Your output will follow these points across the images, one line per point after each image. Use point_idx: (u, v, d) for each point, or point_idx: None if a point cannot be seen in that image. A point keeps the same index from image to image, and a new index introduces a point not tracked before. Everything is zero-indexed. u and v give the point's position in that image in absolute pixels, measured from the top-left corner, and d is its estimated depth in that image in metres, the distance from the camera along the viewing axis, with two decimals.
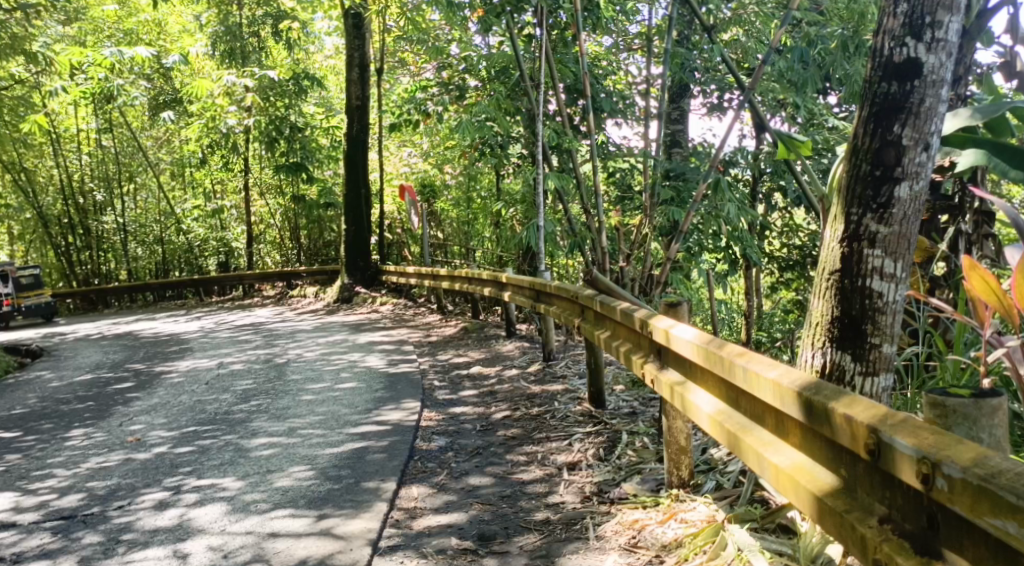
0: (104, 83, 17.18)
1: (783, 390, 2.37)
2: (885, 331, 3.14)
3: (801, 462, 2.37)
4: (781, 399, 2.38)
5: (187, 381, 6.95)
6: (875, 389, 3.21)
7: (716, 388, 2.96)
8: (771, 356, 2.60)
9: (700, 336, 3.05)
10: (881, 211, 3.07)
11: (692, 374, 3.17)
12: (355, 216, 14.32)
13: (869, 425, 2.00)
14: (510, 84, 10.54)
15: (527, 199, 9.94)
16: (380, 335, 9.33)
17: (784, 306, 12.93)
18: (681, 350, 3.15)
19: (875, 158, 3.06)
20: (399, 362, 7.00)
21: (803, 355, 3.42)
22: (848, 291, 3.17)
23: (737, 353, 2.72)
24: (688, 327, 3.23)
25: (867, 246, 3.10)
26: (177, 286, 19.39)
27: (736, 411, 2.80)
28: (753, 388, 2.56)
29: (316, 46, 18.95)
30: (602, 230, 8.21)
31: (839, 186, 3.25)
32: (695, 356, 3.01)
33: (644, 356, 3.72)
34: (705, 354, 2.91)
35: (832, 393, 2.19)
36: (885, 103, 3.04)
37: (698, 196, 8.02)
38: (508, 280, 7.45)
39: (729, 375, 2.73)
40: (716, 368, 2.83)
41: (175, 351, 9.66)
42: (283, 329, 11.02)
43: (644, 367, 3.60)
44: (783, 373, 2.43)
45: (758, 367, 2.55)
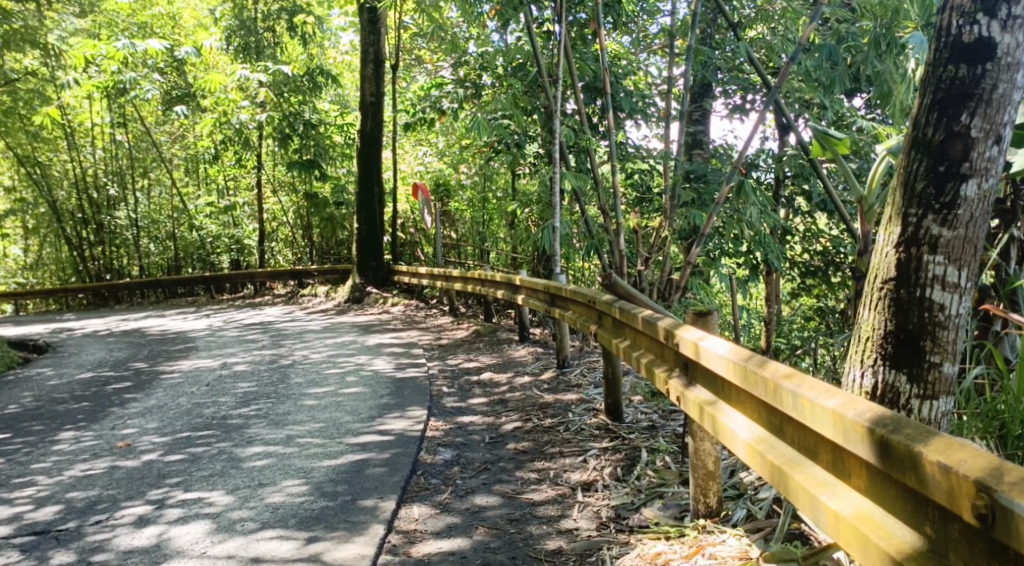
0: (117, 76, 17.07)
1: (848, 424, 2.17)
2: (946, 349, 2.99)
3: (866, 509, 2.17)
4: (846, 436, 2.18)
5: (188, 382, 6.74)
6: (934, 413, 3.06)
7: (755, 412, 2.76)
8: (824, 381, 2.40)
9: (735, 350, 2.84)
10: (945, 213, 2.91)
11: (727, 396, 2.95)
12: (367, 214, 14.10)
13: (976, 480, 1.80)
14: (526, 80, 10.32)
15: (542, 200, 9.66)
16: (390, 337, 9.10)
17: (804, 313, 12.62)
18: (712, 366, 2.94)
19: (940, 152, 2.90)
20: (408, 365, 6.75)
21: (849, 374, 3.26)
22: (904, 302, 3.01)
23: (785, 375, 2.51)
24: (719, 340, 3.01)
25: (927, 252, 2.95)
26: (189, 283, 19.26)
27: (781, 442, 2.60)
28: (806, 417, 2.35)
29: (332, 42, 18.79)
30: (619, 233, 7.94)
31: (894, 184, 3.09)
32: (730, 375, 2.80)
33: (668, 370, 3.47)
34: (744, 373, 2.70)
35: (915, 433, 1.99)
36: (952, 90, 2.87)
37: (720, 199, 7.79)
38: (522, 283, 7.19)
39: (774, 399, 2.52)
40: (757, 390, 2.62)
41: (180, 349, 9.47)
42: (292, 329, 10.81)
43: (669, 383, 3.36)
44: (845, 403, 2.23)
45: (812, 393, 2.34)
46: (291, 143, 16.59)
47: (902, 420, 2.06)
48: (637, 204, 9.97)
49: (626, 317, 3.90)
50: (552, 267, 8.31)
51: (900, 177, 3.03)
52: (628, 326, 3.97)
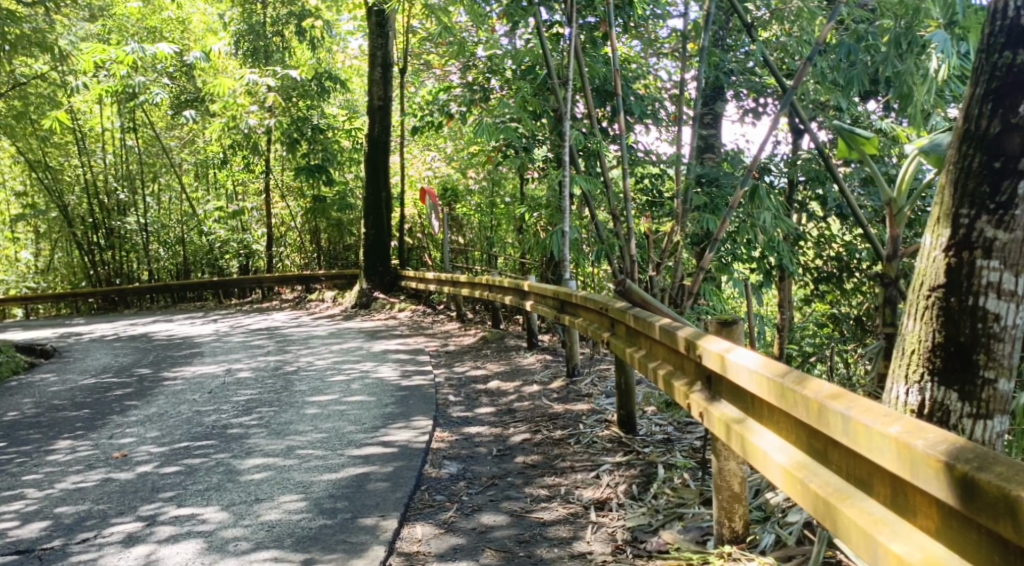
0: (126, 80, 16.97)
1: (920, 459, 1.98)
2: (1001, 364, 2.92)
3: (938, 553, 2.00)
4: (916, 471, 2.00)
5: (189, 389, 6.59)
6: (987, 433, 2.99)
7: (793, 433, 2.59)
8: (880, 405, 2.23)
9: (769, 365, 2.67)
10: (1000, 213, 2.86)
11: (760, 415, 2.78)
12: (375, 219, 13.95)
13: None
14: (536, 84, 10.17)
15: (552, 206, 9.48)
16: (396, 343, 8.94)
17: (816, 320, 12.41)
18: (743, 382, 2.77)
19: (995, 147, 2.86)
20: (413, 373, 6.59)
21: (892, 390, 3.21)
22: (955, 312, 2.95)
23: (833, 397, 2.33)
24: (748, 352, 2.84)
25: (982, 255, 2.89)
26: (196, 288, 19.16)
27: (824, 469, 2.44)
28: (860, 445, 2.18)
29: (340, 46, 18.70)
30: (630, 237, 7.77)
31: (943, 185, 3.05)
32: (766, 394, 2.63)
33: (689, 383, 3.31)
34: (782, 391, 2.53)
35: (1007, 473, 1.82)
36: (1009, 79, 2.84)
37: (733, 203, 7.64)
38: (530, 288, 7.03)
39: (819, 422, 2.36)
40: (798, 410, 2.46)
41: (184, 355, 9.33)
42: (297, 335, 10.66)
43: (690, 397, 3.20)
44: (912, 432, 2.06)
45: (867, 417, 2.17)
46: (299, 148, 16.50)
47: (987, 455, 1.89)
48: (648, 208, 9.80)
49: (641, 325, 3.74)
50: (562, 272, 8.14)
51: (947, 179, 3.02)
52: (643, 335, 3.81)
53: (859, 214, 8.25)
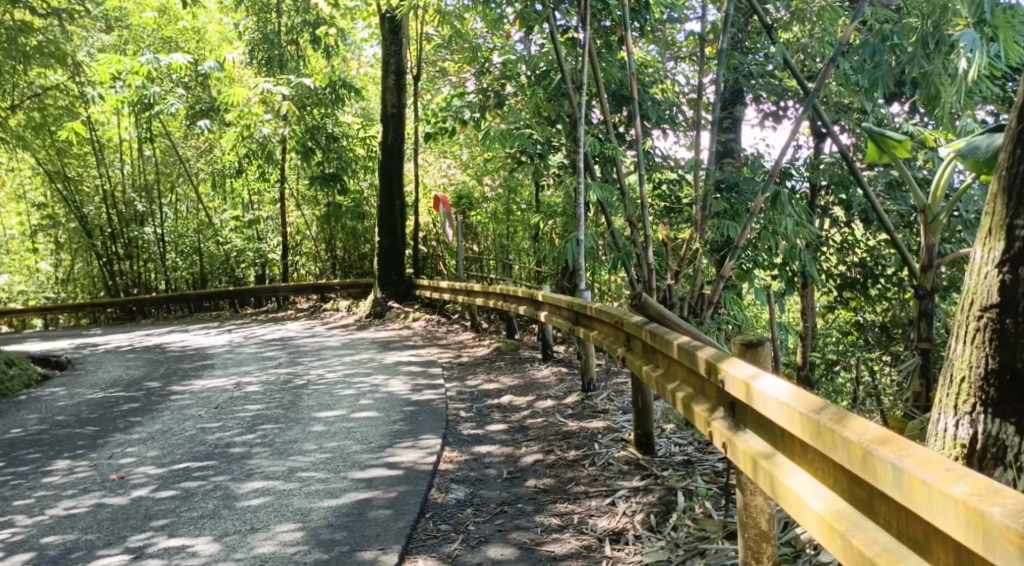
0: (141, 91, 16.93)
1: (999, 530, 1.78)
2: None
3: None
4: (992, 543, 1.80)
5: (198, 403, 6.46)
6: None
7: (830, 477, 2.40)
8: (939, 458, 2.03)
9: (803, 399, 2.48)
10: None
11: (793, 453, 2.59)
12: (389, 227, 13.80)
13: None
14: (551, 89, 9.98)
15: (567, 213, 9.29)
16: (409, 354, 8.77)
17: (840, 328, 12.13)
18: (773, 415, 2.58)
19: None
20: (424, 387, 6.42)
21: (940, 421, 3.01)
22: (1012, 335, 2.76)
23: (882, 443, 2.14)
24: (777, 381, 2.65)
25: None
26: (213, 297, 19.10)
27: (868, 522, 2.24)
28: (915, 502, 1.99)
29: (354, 54, 18.61)
30: (648, 245, 7.58)
31: (994, 195, 2.91)
32: (801, 432, 2.43)
33: (711, 409, 3.14)
34: (819, 431, 2.34)
35: None
36: None
37: (755, 210, 7.44)
38: (545, 298, 6.85)
39: (864, 470, 2.16)
40: (838, 454, 2.27)
41: (196, 367, 9.22)
42: (310, 346, 10.52)
43: (713, 424, 3.04)
44: (984, 497, 1.86)
45: (927, 473, 1.97)
46: (313, 156, 16.39)
47: None
48: (667, 213, 9.58)
49: (656, 342, 3.57)
50: (578, 281, 7.95)
51: (998, 188, 2.88)
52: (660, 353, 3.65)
53: (884, 217, 8.04)
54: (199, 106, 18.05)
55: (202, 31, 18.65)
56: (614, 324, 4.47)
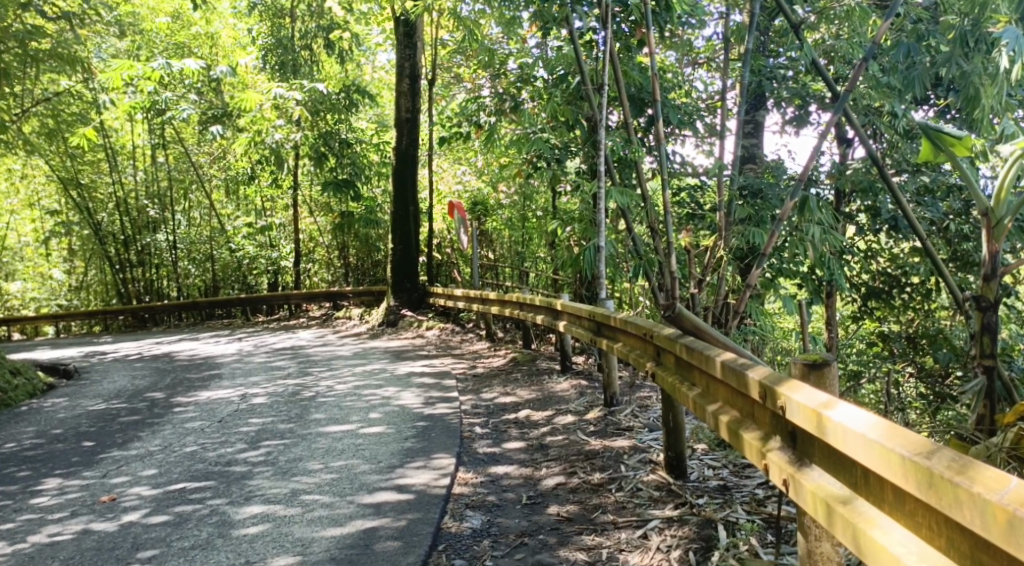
0: (153, 97, 16.77)
1: None
2: None
3: None
4: None
5: (202, 416, 6.21)
6: None
7: (935, 534, 2.19)
8: None
9: (905, 441, 2.27)
10: None
11: (882, 499, 2.39)
12: (403, 234, 13.54)
13: None
14: (568, 92, 9.72)
15: (585, 219, 9.00)
16: (422, 365, 8.50)
17: (865, 338, 11.77)
18: (862, 455, 2.37)
19: None
20: (438, 400, 6.15)
21: None
22: None
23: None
24: (865, 416, 2.44)
25: None
26: (226, 305, 18.91)
27: None
28: None
29: (368, 60, 18.44)
30: (671, 252, 7.28)
31: None
32: (906, 480, 2.22)
33: (763, 437, 3.02)
34: (934, 481, 2.13)
35: None
36: None
37: (782, 216, 7.17)
38: (564, 307, 6.58)
39: (1003, 534, 1.95)
40: (961, 510, 2.06)
41: (204, 376, 8.99)
42: (321, 356, 10.26)
43: (770, 455, 2.89)
44: None
45: None
46: (326, 162, 16.19)
47: None
48: (688, 220, 9.27)
49: (696, 358, 3.45)
50: (597, 290, 7.66)
51: None
52: (698, 370, 3.53)
53: (915, 223, 7.75)
54: (211, 111, 17.88)
55: (216, 36, 18.46)
56: (637, 336, 4.32)
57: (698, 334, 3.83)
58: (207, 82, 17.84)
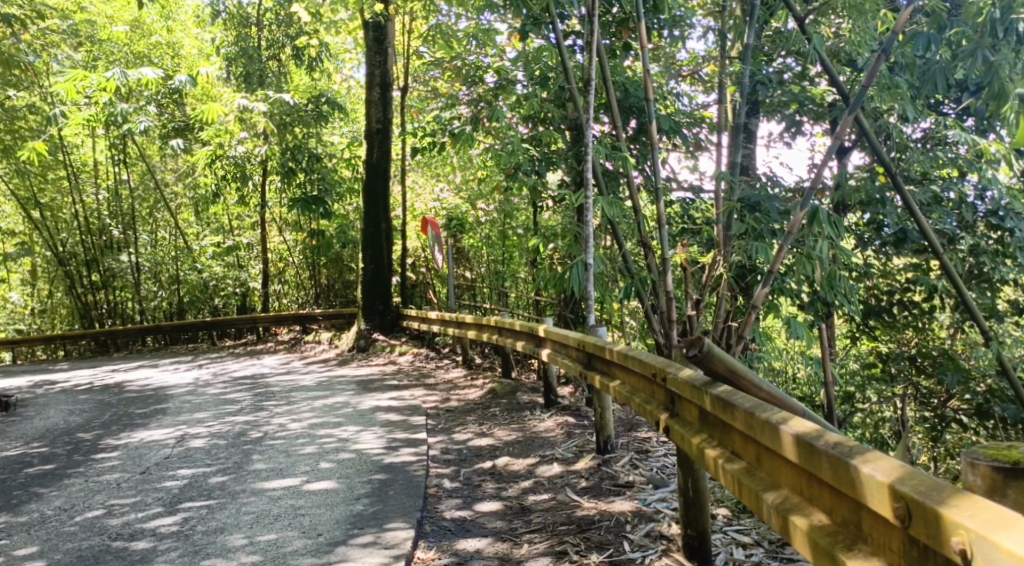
0: (108, 109, 15.84)
1: None
2: None
3: None
4: None
5: (124, 464, 5.28)
6: None
7: None
8: None
9: None
10: None
11: None
12: (374, 253, 12.70)
13: None
14: (551, 97, 8.92)
15: (569, 234, 8.17)
16: (389, 397, 7.61)
17: (863, 360, 11.01)
18: None
19: None
20: (402, 443, 5.29)
21: None
22: None
23: None
24: None
25: None
26: (190, 329, 17.91)
27: None
28: None
29: (341, 72, 17.60)
30: (667, 270, 6.49)
31: None
32: None
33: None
34: None
35: None
36: None
37: (792, 227, 6.42)
38: (548, 333, 5.76)
39: None
40: None
41: (146, 412, 8.03)
42: (281, 385, 9.39)
43: None
44: None
45: None
46: (294, 177, 15.36)
47: None
48: (682, 235, 8.44)
49: (751, 424, 2.85)
50: (585, 312, 6.81)
51: None
52: (748, 439, 2.95)
53: (932, 240, 7.08)
54: (172, 125, 16.95)
55: (178, 46, 17.44)
56: (646, 371, 3.67)
57: (734, 378, 3.27)
58: (167, 94, 16.86)
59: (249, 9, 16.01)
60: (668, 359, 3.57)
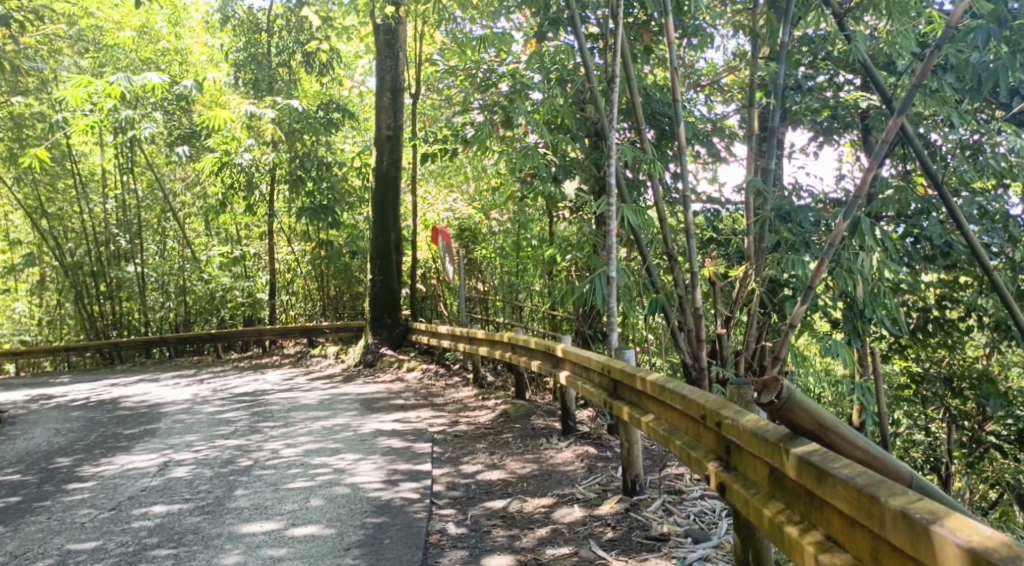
0: (112, 115, 15.38)
1: None
2: None
3: None
4: None
5: (96, 498, 4.75)
6: None
7: None
8: None
9: None
10: None
11: None
12: (382, 264, 12.19)
13: None
14: (571, 100, 8.37)
15: (588, 246, 7.62)
16: (393, 419, 7.06)
17: (897, 380, 10.38)
18: None
19: None
20: (403, 475, 4.76)
21: None
22: None
23: None
24: None
25: None
26: (195, 341, 17.42)
27: None
28: None
29: (352, 80, 17.16)
30: (695, 286, 5.94)
31: None
32: None
33: None
34: None
35: None
36: None
37: (833, 238, 5.83)
38: (566, 354, 5.21)
39: None
40: None
41: (134, 432, 7.51)
42: (281, 404, 8.86)
43: None
44: None
45: None
46: (303, 186, 14.83)
47: None
48: (709, 248, 7.86)
49: (880, 517, 2.06)
50: (606, 330, 6.27)
51: None
52: (861, 529, 2.19)
53: (982, 254, 6.50)
54: (178, 131, 16.49)
55: (185, 52, 17.02)
56: (694, 410, 3.12)
57: (822, 434, 2.54)
58: (174, 100, 16.39)
59: (258, 15, 15.54)
60: (721, 399, 3.01)
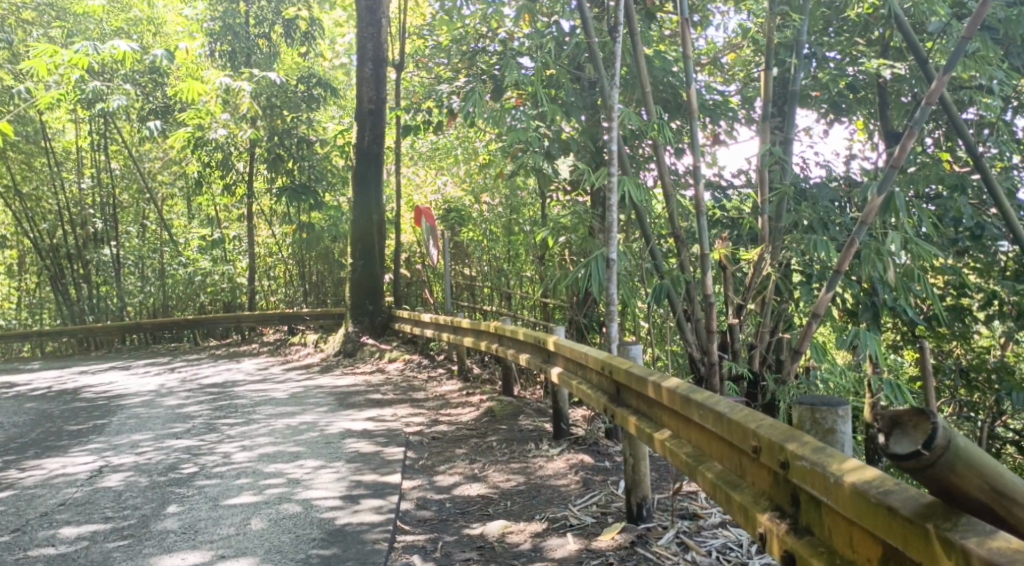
0: (78, 86, 14.50)
1: None
2: None
3: None
4: None
5: (5, 514, 4.04)
6: None
7: None
8: None
9: None
10: None
11: None
12: (364, 247, 11.47)
13: None
14: (567, 65, 7.60)
15: (583, 227, 6.90)
16: (367, 417, 6.35)
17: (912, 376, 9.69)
18: None
19: None
20: (367, 489, 4.07)
21: None
22: None
23: None
24: None
25: None
26: (170, 328, 16.62)
27: None
28: None
29: (334, 55, 16.38)
30: (706, 270, 5.25)
31: None
32: None
33: None
34: None
35: None
36: None
37: (865, 216, 5.11)
38: (559, 347, 4.52)
39: None
40: None
41: (81, 429, 6.77)
42: (248, 397, 8.14)
43: None
44: None
45: None
46: (283, 164, 14.06)
47: None
48: (715, 229, 7.13)
49: None
50: (606, 320, 5.56)
51: None
52: None
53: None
54: (149, 106, 15.65)
55: (159, 22, 16.21)
56: (742, 439, 2.40)
57: (998, 508, 1.66)
58: (145, 71, 15.59)
59: None
60: (784, 427, 2.27)
